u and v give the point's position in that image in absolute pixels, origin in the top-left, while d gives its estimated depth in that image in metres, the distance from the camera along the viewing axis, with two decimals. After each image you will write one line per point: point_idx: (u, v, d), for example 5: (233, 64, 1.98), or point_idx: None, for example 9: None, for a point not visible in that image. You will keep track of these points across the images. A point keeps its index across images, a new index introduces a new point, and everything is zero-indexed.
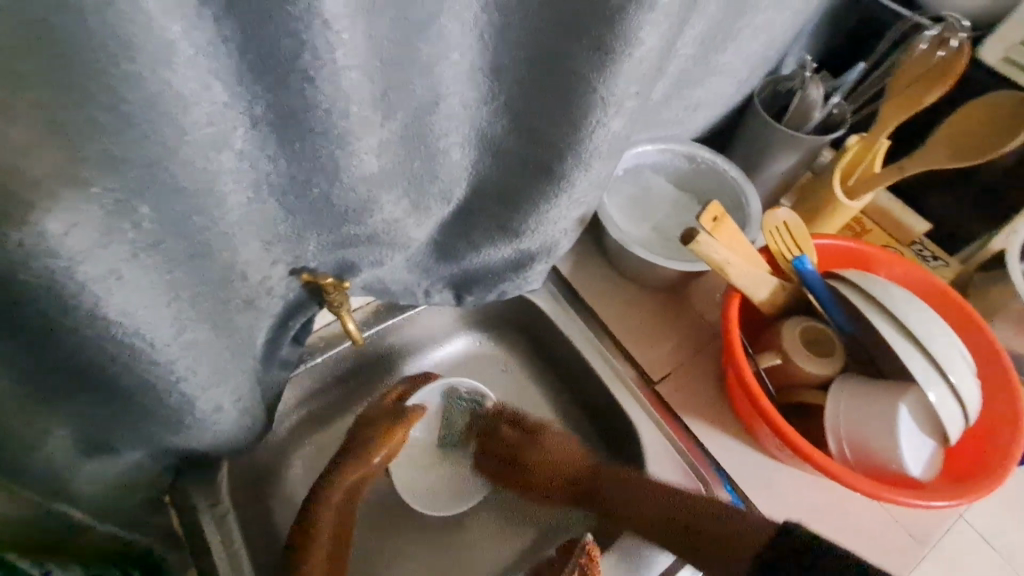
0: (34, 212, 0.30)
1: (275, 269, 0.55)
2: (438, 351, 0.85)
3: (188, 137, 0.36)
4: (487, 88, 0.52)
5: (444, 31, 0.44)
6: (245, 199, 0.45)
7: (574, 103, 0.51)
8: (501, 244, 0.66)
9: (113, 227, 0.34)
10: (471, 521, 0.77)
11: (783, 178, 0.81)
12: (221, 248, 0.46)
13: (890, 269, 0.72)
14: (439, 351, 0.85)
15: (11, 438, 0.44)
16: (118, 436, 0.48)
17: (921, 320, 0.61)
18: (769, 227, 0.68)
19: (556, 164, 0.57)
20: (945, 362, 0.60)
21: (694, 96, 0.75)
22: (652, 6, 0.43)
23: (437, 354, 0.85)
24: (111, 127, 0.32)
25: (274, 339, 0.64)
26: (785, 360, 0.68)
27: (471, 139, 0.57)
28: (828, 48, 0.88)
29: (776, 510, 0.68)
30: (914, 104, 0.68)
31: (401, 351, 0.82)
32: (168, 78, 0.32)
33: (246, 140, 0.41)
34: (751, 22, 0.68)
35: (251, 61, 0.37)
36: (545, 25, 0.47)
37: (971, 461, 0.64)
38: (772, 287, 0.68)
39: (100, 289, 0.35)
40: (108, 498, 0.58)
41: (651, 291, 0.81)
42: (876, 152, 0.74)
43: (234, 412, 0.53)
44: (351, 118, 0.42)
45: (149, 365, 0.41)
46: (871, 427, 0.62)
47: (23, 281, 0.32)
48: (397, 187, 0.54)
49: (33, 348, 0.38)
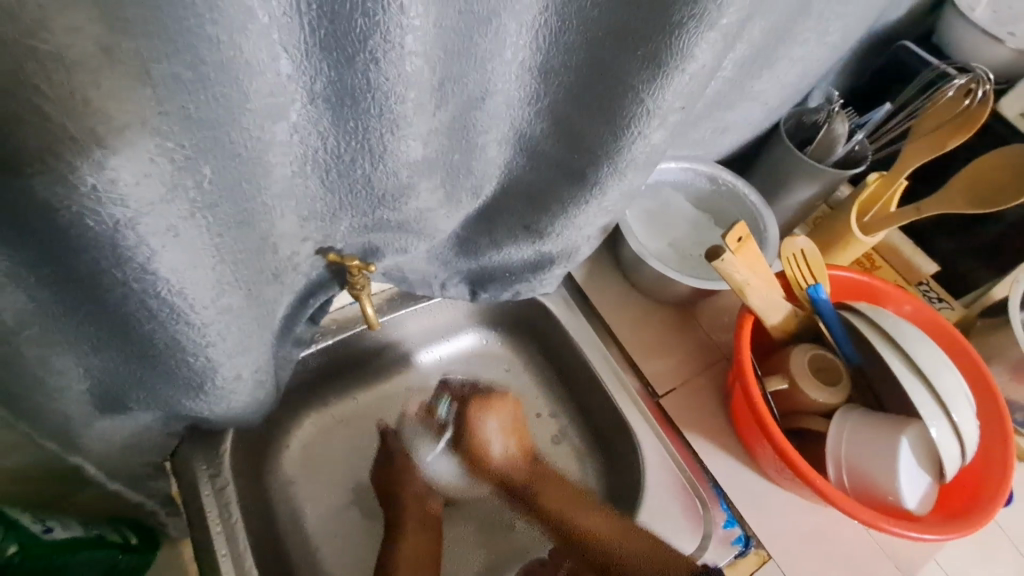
0: (110, 160, 0.30)
1: (304, 246, 0.55)
2: (445, 345, 0.84)
3: (249, 104, 0.37)
4: (533, 89, 0.53)
5: (502, 28, 0.45)
6: (290, 171, 0.46)
7: (619, 113, 0.52)
8: (523, 244, 0.67)
9: (177, 184, 0.35)
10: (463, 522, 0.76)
11: (800, 208, 0.83)
12: (261, 218, 0.46)
13: (898, 305, 0.74)
14: (446, 343, 0.84)
15: (34, 385, 0.44)
16: (135, 395, 0.48)
17: (928, 356, 0.63)
18: (787, 253, 0.69)
19: (591, 170, 0.58)
20: (949, 400, 0.61)
21: (724, 119, 0.76)
22: (711, 25, 0.45)
23: (445, 346, 0.84)
24: (191, 86, 0.32)
25: (292, 315, 0.64)
26: (792, 386, 0.70)
27: (510, 138, 0.58)
28: (854, 86, 0.90)
29: (770, 533, 0.68)
30: (937, 146, 0.70)
31: (408, 342, 0.82)
32: (242, 44, 0.33)
33: (301, 114, 0.42)
34: (787, 53, 0.70)
35: (321, 38, 0.37)
36: (599, 35, 0.49)
37: (961, 500, 0.65)
38: (784, 313, 0.70)
39: (156, 244, 0.35)
40: (113, 456, 0.58)
41: (663, 306, 0.82)
42: (895, 191, 0.75)
43: (251, 383, 0.53)
44: (406, 104, 0.43)
45: (185, 326, 0.41)
46: (871, 457, 0.63)
47: (89, 228, 0.32)
48: (435, 176, 0.54)
49: (75, 295, 0.38)
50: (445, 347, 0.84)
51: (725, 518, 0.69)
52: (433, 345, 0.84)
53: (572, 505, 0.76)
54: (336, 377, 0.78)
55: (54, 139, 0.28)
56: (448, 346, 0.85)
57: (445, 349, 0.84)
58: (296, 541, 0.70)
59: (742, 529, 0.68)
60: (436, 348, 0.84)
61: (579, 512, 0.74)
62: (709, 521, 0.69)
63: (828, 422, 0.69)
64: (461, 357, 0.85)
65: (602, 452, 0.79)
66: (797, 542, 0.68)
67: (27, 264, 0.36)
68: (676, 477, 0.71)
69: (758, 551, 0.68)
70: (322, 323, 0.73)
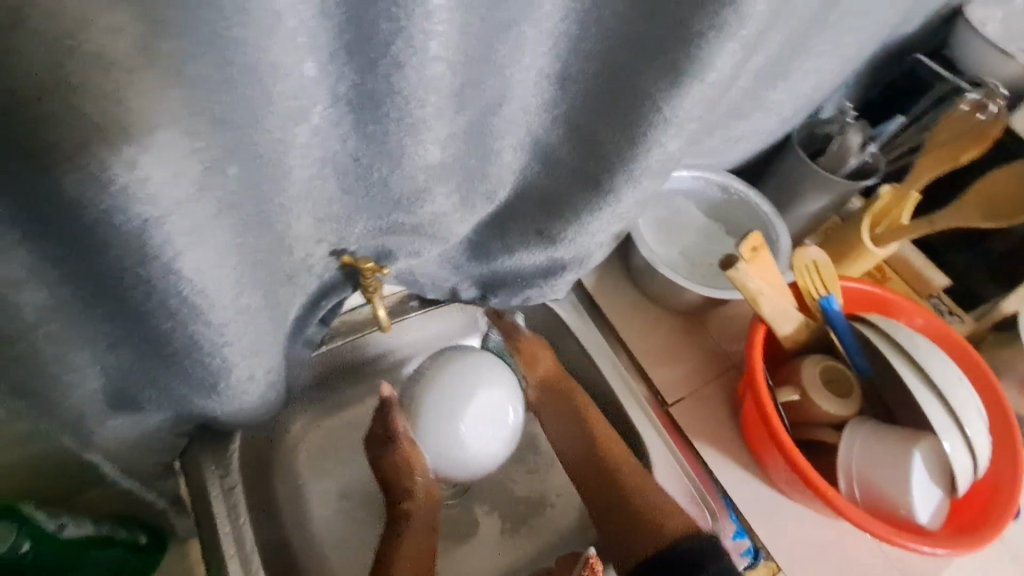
0: (141, 158, 0.30)
1: (318, 248, 0.55)
2: (474, 403, 0.63)
3: (273, 108, 0.37)
4: (551, 96, 0.54)
5: (523, 36, 0.45)
6: (309, 174, 0.46)
7: (635, 120, 0.52)
8: (535, 250, 0.67)
9: (205, 184, 0.35)
10: (476, 538, 0.75)
11: (812, 219, 0.82)
12: (280, 220, 0.47)
13: (911, 317, 0.73)
14: (488, 408, 0.63)
15: (49, 383, 0.44)
16: (150, 393, 0.48)
17: (942, 369, 0.62)
18: (799, 264, 0.69)
19: (606, 178, 0.58)
20: (962, 414, 0.61)
21: (738, 129, 0.76)
22: (731, 36, 0.45)
23: (474, 407, 0.63)
24: (222, 88, 0.33)
25: (304, 316, 0.64)
26: (803, 397, 0.69)
27: (525, 144, 0.58)
28: (866, 98, 0.90)
29: (779, 546, 0.68)
30: (950, 160, 0.70)
31: (408, 345, 0.79)
32: (269, 48, 0.34)
33: (323, 117, 0.42)
34: (803, 64, 0.70)
35: (347, 42, 0.38)
36: (620, 43, 0.49)
37: (971, 515, 0.65)
38: (796, 323, 0.70)
39: (181, 244, 0.35)
40: (123, 454, 0.58)
41: (673, 315, 0.81)
42: (906, 205, 0.75)
43: (264, 384, 0.53)
44: (426, 109, 0.43)
45: (203, 325, 0.41)
46: (883, 471, 0.63)
47: (117, 227, 0.32)
48: (450, 181, 0.54)
49: (97, 293, 0.38)
50: (480, 411, 0.63)
51: (734, 530, 0.69)
52: (450, 383, 0.63)
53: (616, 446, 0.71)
54: (341, 381, 0.77)
55: (88, 136, 0.29)
56: (499, 405, 0.64)
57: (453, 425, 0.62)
58: (301, 545, 0.70)
59: (751, 540, 0.68)
60: (446, 396, 0.63)
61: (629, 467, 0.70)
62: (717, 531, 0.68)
63: (839, 434, 0.68)
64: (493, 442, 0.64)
65: None
66: (807, 555, 0.68)
67: (51, 261, 0.36)
68: (685, 486, 0.70)
69: (768, 562, 0.67)
70: (333, 325, 0.73)
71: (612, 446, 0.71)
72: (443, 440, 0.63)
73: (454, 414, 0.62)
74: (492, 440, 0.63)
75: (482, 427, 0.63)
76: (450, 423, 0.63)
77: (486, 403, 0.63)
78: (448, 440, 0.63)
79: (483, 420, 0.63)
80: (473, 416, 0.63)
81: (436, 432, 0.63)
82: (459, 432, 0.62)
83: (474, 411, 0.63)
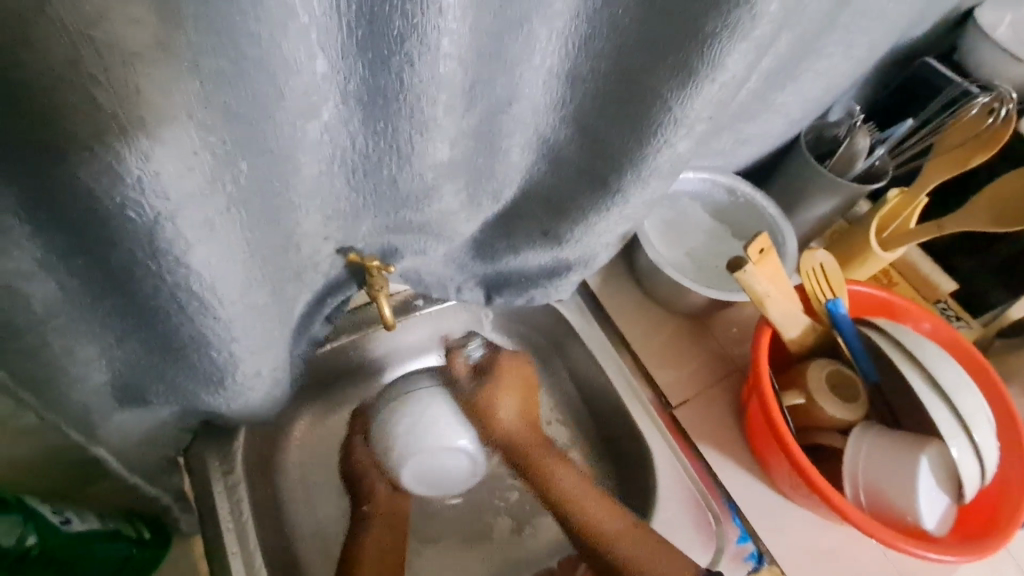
0: (156, 150, 0.30)
1: (325, 245, 0.55)
2: (409, 474, 0.66)
3: (285, 102, 0.38)
4: (559, 96, 0.54)
5: (533, 34, 0.45)
6: (318, 170, 0.47)
7: (643, 120, 0.52)
8: (541, 249, 0.66)
9: (216, 178, 0.35)
10: (478, 539, 0.74)
11: (819, 222, 0.82)
12: (288, 216, 0.47)
13: (917, 322, 0.73)
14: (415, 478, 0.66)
15: (55, 378, 0.44)
16: (156, 386, 0.48)
17: (951, 374, 0.62)
18: (806, 267, 0.69)
19: (614, 179, 0.58)
20: (969, 419, 0.61)
21: (746, 131, 0.76)
22: (745, 36, 0.45)
23: (410, 462, 0.65)
24: (236, 81, 0.33)
25: (309, 314, 0.64)
26: (809, 401, 0.69)
27: (533, 144, 0.58)
28: (874, 102, 0.90)
29: (783, 549, 0.67)
30: (960, 164, 0.70)
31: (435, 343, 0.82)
32: (282, 43, 0.34)
33: (333, 113, 0.43)
34: (812, 66, 0.70)
35: (359, 38, 0.38)
36: (631, 42, 0.49)
37: (979, 523, 0.64)
38: (803, 327, 0.69)
39: (192, 238, 0.35)
40: (129, 450, 0.58)
41: (678, 317, 0.81)
42: (914, 209, 0.75)
43: (269, 381, 0.53)
44: (436, 106, 0.43)
45: (211, 320, 0.41)
46: (890, 476, 0.63)
47: (129, 219, 0.32)
48: (458, 180, 0.54)
49: (107, 286, 0.38)
50: (426, 484, 0.67)
51: (737, 535, 0.68)
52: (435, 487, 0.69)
53: (594, 505, 0.67)
54: (345, 380, 0.77)
55: (103, 130, 0.28)
56: (404, 470, 0.65)
57: (459, 472, 0.67)
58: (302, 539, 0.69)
59: (754, 545, 0.68)
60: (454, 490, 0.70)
61: (605, 517, 0.66)
62: (721, 535, 0.68)
63: (845, 438, 0.68)
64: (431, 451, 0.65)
65: (613, 460, 0.79)
66: (811, 560, 0.67)
67: (61, 254, 0.36)
68: (688, 489, 0.70)
69: (771, 567, 0.67)
70: (337, 323, 0.72)
71: (584, 493, 0.68)
72: (436, 483, 0.68)
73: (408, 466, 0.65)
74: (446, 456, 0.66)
75: (435, 465, 0.66)
76: (419, 477, 0.66)
77: (410, 436, 0.64)
78: (433, 477, 0.67)
79: (431, 474, 0.66)
80: (418, 461, 0.65)
81: (426, 481, 0.67)
82: (443, 479, 0.67)
83: (415, 464, 0.65)
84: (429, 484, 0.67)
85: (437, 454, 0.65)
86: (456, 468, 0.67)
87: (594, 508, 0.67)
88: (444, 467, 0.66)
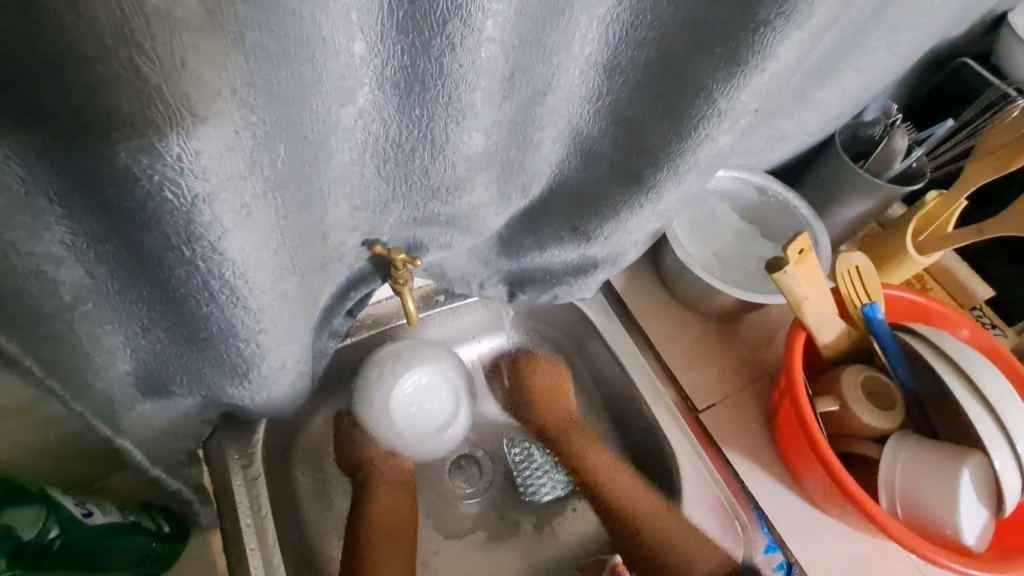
0: (199, 129, 0.29)
1: (351, 237, 0.54)
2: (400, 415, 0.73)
3: (321, 84, 0.36)
4: (596, 87, 0.52)
5: (575, 21, 0.43)
6: (349, 158, 0.45)
7: (684, 112, 0.50)
8: (570, 246, 0.65)
9: (255, 160, 0.34)
10: (495, 540, 0.73)
11: (852, 224, 0.80)
12: (317, 204, 0.45)
13: (956, 328, 0.70)
14: (415, 407, 0.74)
15: (77, 367, 0.43)
16: (179, 377, 0.47)
17: (995, 383, 0.60)
18: (841, 269, 0.66)
19: (649, 173, 0.56)
20: (1015, 430, 0.58)
21: (780, 129, 0.74)
22: (799, 25, 0.43)
23: (404, 404, 0.73)
24: (275, 59, 0.31)
25: (331, 308, 0.62)
26: (843, 408, 0.66)
27: (566, 137, 0.56)
28: (909, 103, 0.87)
29: (813, 562, 0.65)
30: (999, 168, 0.66)
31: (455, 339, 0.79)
32: (322, 21, 0.32)
33: (368, 99, 0.41)
34: (853, 62, 0.67)
35: (399, 20, 0.36)
36: (675, 33, 0.47)
37: (1021, 539, 0.61)
38: (838, 331, 0.67)
39: (228, 223, 0.34)
40: (150, 442, 0.58)
41: (705, 318, 0.79)
42: (954, 212, 0.72)
43: (294, 374, 0.52)
44: (476, 93, 0.42)
45: (241, 309, 0.40)
46: (928, 488, 0.60)
47: (165, 201, 0.31)
48: (491, 172, 0.53)
49: (137, 272, 0.37)
50: (410, 426, 0.73)
51: (765, 544, 0.66)
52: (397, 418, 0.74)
53: (626, 494, 0.72)
54: None
55: (140, 105, 0.27)
56: (396, 415, 0.73)
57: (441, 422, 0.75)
58: (320, 537, 0.67)
59: (784, 555, 0.66)
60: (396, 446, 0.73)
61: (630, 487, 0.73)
62: (749, 544, 0.66)
63: (880, 448, 0.66)
64: (440, 392, 0.75)
65: None
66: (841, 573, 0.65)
67: (90, 238, 0.35)
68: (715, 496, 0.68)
69: None
70: (359, 318, 0.71)
71: (609, 464, 0.75)
72: (421, 432, 0.74)
73: (402, 409, 0.73)
74: (439, 399, 0.75)
75: (427, 408, 0.74)
76: (408, 424, 0.73)
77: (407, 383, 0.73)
78: (422, 426, 0.74)
79: (419, 415, 0.74)
80: (413, 403, 0.73)
81: (411, 428, 0.73)
82: (428, 420, 0.74)
83: (409, 407, 0.73)
84: (415, 434, 0.73)
85: (432, 393, 0.75)
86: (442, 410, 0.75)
87: (621, 481, 0.73)
88: (433, 406, 0.75)
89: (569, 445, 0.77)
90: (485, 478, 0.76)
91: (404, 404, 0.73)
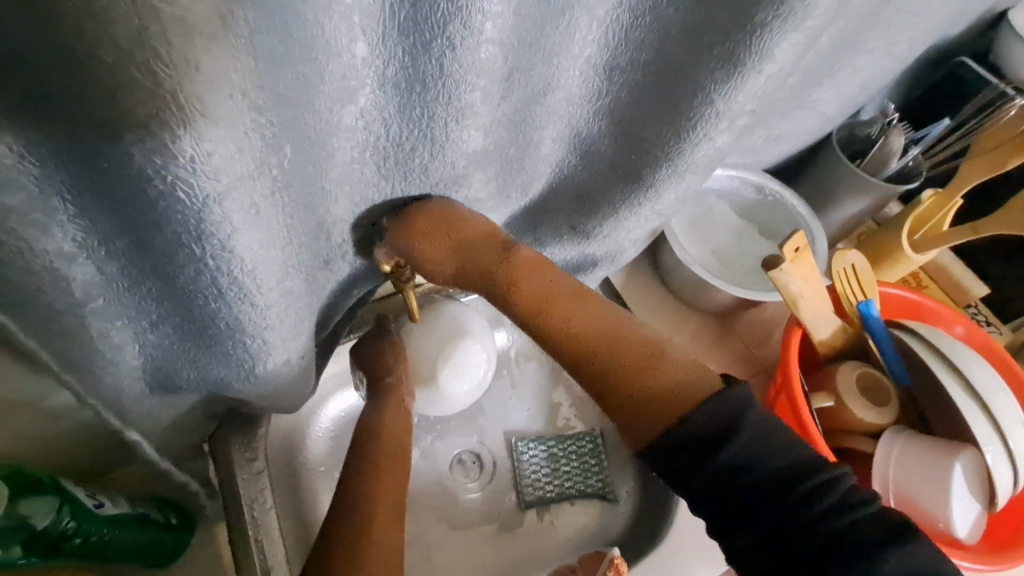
0: (209, 130, 0.30)
1: (354, 235, 0.55)
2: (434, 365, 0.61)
3: (324, 86, 0.37)
4: (597, 86, 0.52)
5: (576, 21, 0.44)
6: (351, 157, 0.46)
7: (682, 110, 0.51)
8: (568, 243, 0.65)
9: (263, 160, 0.35)
10: (496, 533, 0.74)
11: (849, 222, 0.80)
12: (320, 204, 0.46)
13: (950, 326, 0.71)
14: (468, 389, 0.62)
15: (87, 363, 0.44)
16: (187, 372, 0.48)
17: (987, 379, 0.61)
18: (837, 268, 0.67)
19: (647, 171, 0.57)
20: (1006, 425, 0.59)
21: (778, 128, 0.74)
22: (794, 27, 0.45)
23: (447, 356, 0.61)
24: (281, 63, 0.32)
25: (334, 305, 0.63)
26: (838, 404, 0.68)
27: (567, 136, 0.56)
28: (906, 103, 0.88)
29: None
30: (996, 167, 0.67)
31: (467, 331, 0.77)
32: (325, 24, 0.33)
33: (370, 99, 0.42)
34: (850, 62, 0.68)
35: (400, 21, 0.37)
36: (673, 34, 0.48)
37: (1010, 532, 0.63)
38: (833, 329, 0.68)
39: (237, 221, 0.35)
40: (157, 436, 0.59)
41: (703, 316, 0.80)
42: (949, 211, 0.72)
43: (297, 368, 0.52)
44: (476, 92, 0.42)
45: (247, 305, 0.41)
46: (921, 482, 0.61)
47: (176, 202, 0.32)
48: (490, 168, 0.54)
49: (147, 270, 0.38)
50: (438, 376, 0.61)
51: None
52: (424, 397, 0.62)
53: (569, 302, 0.55)
54: None
55: (155, 110, 0.28)
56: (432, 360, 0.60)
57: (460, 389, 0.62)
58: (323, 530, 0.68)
59: None
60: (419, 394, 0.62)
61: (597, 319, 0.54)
62: None
63: (875, 443, 0.67)
64: (475, 359, 0.61)
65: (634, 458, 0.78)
66: None
67: (101, 236, 0.36)
68: None
69: None
70: (360, 314, 0.68)
71: (564, 306, 0.55)
72: (442, 390, 0.61)
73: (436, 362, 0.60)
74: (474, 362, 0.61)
75: (459, 366, 0.61)
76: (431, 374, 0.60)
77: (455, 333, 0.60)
78: (444, 382, 0.61)
79: (452, 366, 0.61)
80: (451, 358, 0.61)
81: (433, 384, 0.61)
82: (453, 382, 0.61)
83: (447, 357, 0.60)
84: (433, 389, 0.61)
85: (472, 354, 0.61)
86: (463, 376, 0.61)
87: (576, 312, 0.55)
88: (459, 365, 0.61)
89: (521, 301, 0.55)
90: (486, 471, 0.76)
91: (445, 356, 0.60)
